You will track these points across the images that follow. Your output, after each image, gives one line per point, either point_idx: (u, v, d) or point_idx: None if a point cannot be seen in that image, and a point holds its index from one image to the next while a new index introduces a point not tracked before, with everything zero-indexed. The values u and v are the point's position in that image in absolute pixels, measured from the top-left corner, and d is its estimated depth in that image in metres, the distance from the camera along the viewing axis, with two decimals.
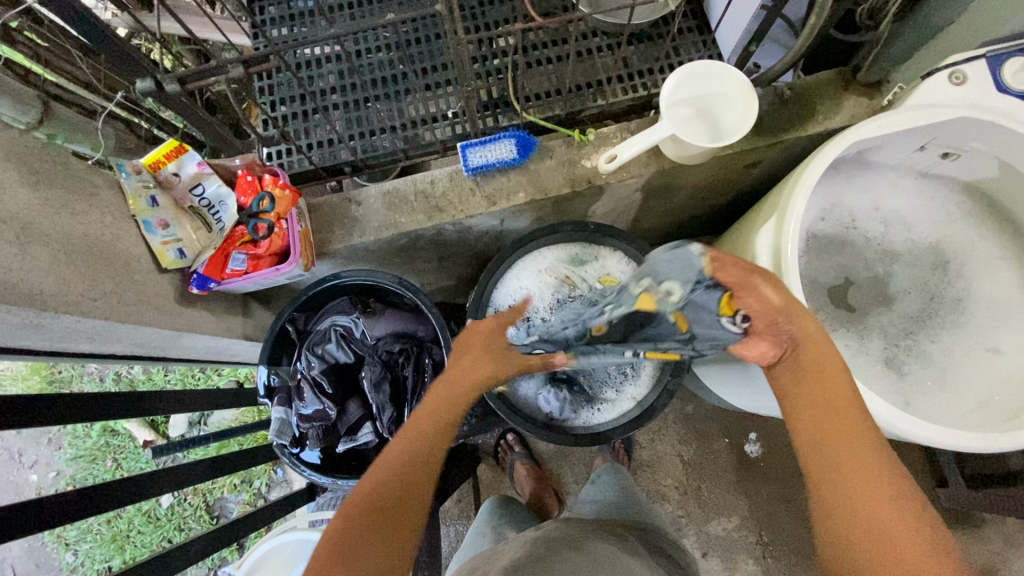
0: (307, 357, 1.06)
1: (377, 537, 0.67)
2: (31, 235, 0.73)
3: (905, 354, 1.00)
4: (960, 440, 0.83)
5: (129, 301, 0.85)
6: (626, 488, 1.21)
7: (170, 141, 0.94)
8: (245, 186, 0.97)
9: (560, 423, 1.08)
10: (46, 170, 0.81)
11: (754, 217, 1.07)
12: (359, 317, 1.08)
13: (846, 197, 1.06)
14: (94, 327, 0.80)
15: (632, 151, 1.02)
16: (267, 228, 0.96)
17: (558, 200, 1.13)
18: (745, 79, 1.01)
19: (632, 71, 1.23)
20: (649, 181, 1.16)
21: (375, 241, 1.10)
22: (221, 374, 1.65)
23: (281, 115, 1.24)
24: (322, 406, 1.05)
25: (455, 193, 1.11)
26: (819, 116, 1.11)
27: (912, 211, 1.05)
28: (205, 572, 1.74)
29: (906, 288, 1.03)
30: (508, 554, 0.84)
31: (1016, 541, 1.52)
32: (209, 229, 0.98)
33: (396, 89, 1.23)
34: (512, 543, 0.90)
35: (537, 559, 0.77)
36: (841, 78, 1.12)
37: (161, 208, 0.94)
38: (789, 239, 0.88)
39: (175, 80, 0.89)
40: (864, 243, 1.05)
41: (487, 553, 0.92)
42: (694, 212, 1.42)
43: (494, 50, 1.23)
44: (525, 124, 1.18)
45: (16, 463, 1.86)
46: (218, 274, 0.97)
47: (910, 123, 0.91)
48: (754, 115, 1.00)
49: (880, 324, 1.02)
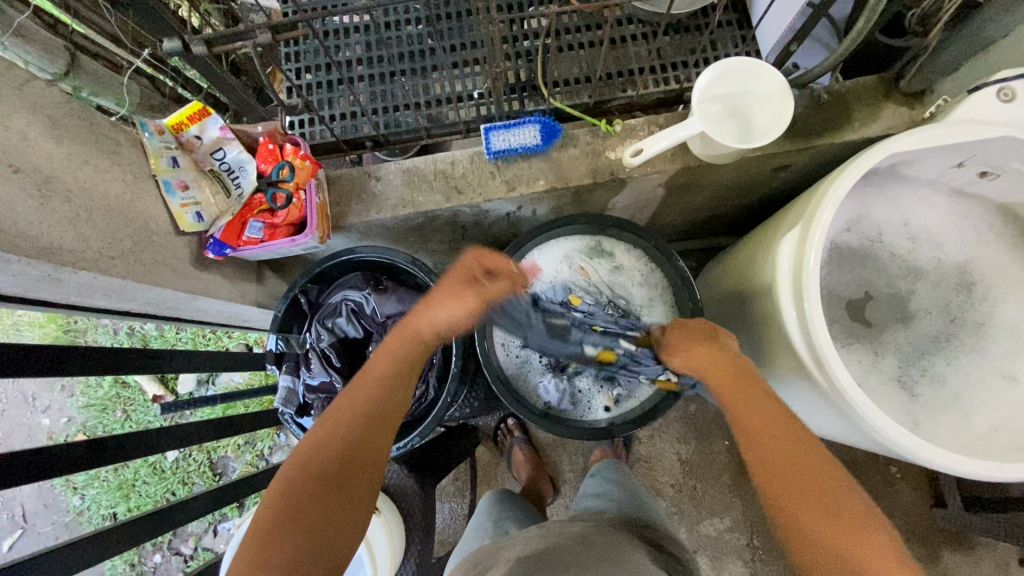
0: (317, 329, 1.06)
1: (321, 484, 0.69)
2: (53, 189, 0.74)
3: (918, 374, 0.98)
4: (965, 468, 0.82)
5: (146, 261, 0.86)
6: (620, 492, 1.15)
7: (195, 102, 0.95)
8: (265, 154, 0.98)
9: (557, 413, 1.09)
10: (71, 125, 0.81)
11: (775, 224, 1.06)
12: (371, 293, 1.06)
13: (874, 210, 1.03)
14: (110, 285, 0.81)
15: (659, 146, 0.99)
16: (285, 197, 0.97)
17: (578, 189, 1.11)
18: (782, 79, 0.99)
19: (665, 63, 1.21)
20: (672, 178, 1.14)
21: (392, 218, 1.10)
22: (231, 336, 1.69)
23: (305, 83, 1.24)
24: (329, 377, 1.05)
25: (475, 175, 1.09)
26: (855, 123, 1.08)
27: (941, 229, 1.02)
28: (206, 526, 1.79)
29: (926, 308, 1.01)
30: (513, 548, 0.82)
31: (1008, 567, 1.52)
32: (227, 194, 0.97)
33: (423, 65, 1.21)
34: (519, 537, 0.87)
35: (542, 557, 0.75)
36: (882, 85, 1.09)
37: (181, 169, 0.94)
38: (812, 252, 0.85)
39: (201, 42, 0.86)
40: (888, 259, 1.03)
41: (485, 549, 0.88)
42: (714, 211, 1.39)
43: (526, 31, 1.21)
44: (551, 110, 1.16)
45: (29, 407, 1.92)
46: (234, 241, 0.97)
47: (952, 139, 0.87)
48: (788, 120, 0.97)
49: (895, 340, 1.01)
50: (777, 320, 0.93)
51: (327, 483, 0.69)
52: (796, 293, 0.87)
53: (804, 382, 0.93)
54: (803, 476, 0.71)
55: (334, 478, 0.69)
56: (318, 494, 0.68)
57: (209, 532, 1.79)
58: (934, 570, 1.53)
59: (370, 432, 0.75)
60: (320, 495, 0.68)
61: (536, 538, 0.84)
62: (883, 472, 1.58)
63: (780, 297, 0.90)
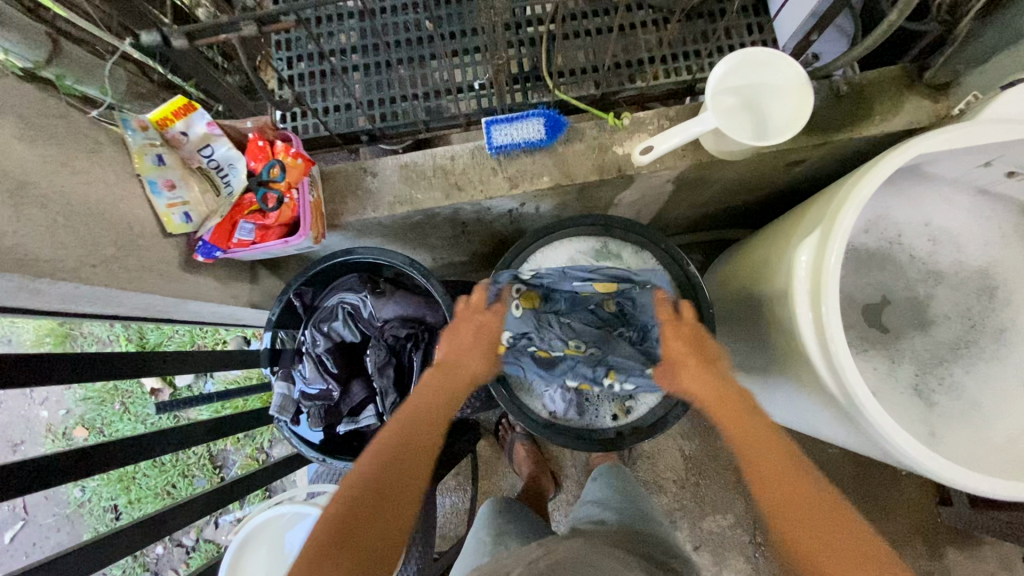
0: (312, 333, 1.03)
1: (373, 504, 0.75)
2: (28, 195, 0.69)
3: (934, 382, 0.95)
4: (985, 486, 0.78)
5: (131, 267, 0.82)
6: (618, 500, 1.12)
7: (179, 97, 0.89)
8: (255, 151, 0.92)
9: (561, 422, 1.06)
10: (46, 124, 0.76)
11: (789, 224, 1.01)
12: (367, 296, 1.02)
13: (893, 210, 0.99)
14: (93, 293, 0.77)
15: (668, 144, 0.94)
16: (276, 199, 0.92)
17: (583, 186, 1.06)
18: (801, 70, 0.94)
19: (676, 52, 1.15)
20: (682, 173, 1.09)
21: (389, 217, 1.06)
22: (228, 330, 1.66)
23: (298, 72, 1.18)
24: (325, 385, 1.01)
25: (476, 171, 1.04)
26: (875, 118, 1.02)
27: (966, 231, 0.97)
28: (207, 518, 1.79)
29: (946, 313, 0.97)
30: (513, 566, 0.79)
31: (1012, 565, 1.51)
32: (216, 192, 0.92)
33: (421, 53, 1.15)
34: (519, 554, 0.83)
35: None
36: (904, 77, 1.03)
37: (168, 167, 0.89)
38: (832, 261, 0.81)
39: (182, 35, 0.80)
40: (906, 261, 0.99)
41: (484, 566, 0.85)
42: (724, 205, 1.34)
43: (530, 17, 1.15)
44: (555, 102, 1.11)
45: (27, 399, 1.90)
46: (224, 244, 0.94)
47: (982, 138, 0.82)
48: (807, 114, 0.93)
49: (911, 347, 0.97)
50: (791, 329, 0.89)
51: (378, 505, 0.75)
52: (813, 305, 0.83)
53: (817, 394, 0.89)
54: (777, 471, 0.76)
55: (382, 500, 0.75)
56: (368, 514, 0.74)
57: (211, 523, 1.79)
58: (936, 567, 1.52)
59: (413, 457, 0.80)
60: (371, 516, 0.74)
61: (536, 556, 0.80)
62: (888, 469, 1.56)
63: (796, 307, 0.86)
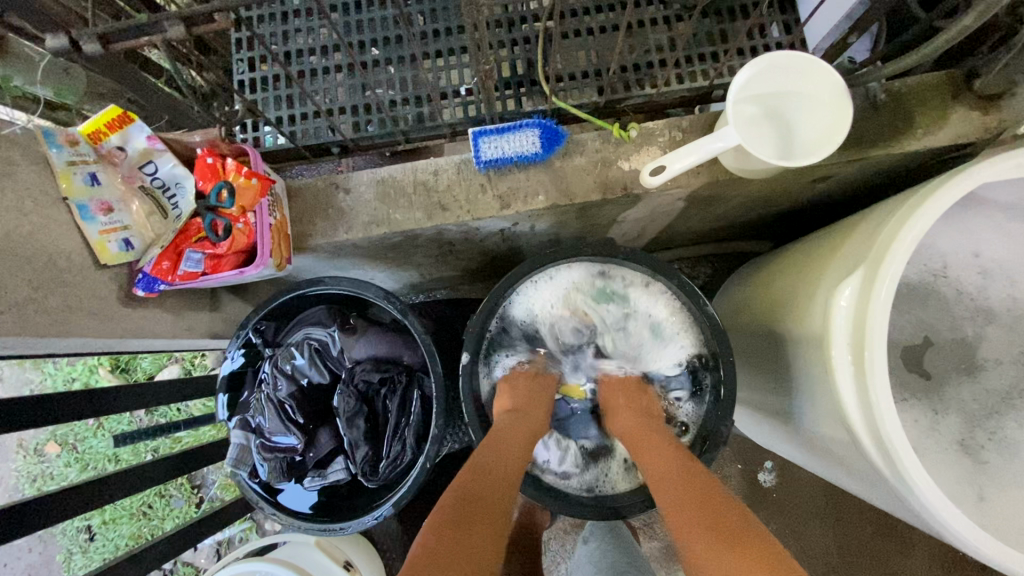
0: (274, 375, 0.91)
1: (465, 521, 0.64)
2: None
3: (983, 439, 0.82)
4: None
5: (50, 310, 0.70)
6: (615, 565, 0.97)
7: (114, 107, 0.78)
8: (204, 170, 0.80)
9: (560, 478, 0.93)
10: None
11: (821, 252, 0.88)
12: (337, 332, 0.93)
13: (939, 239, 0.86)
14: (0, 343, 0.65)
15: (683, 163, 0.81)
16: (226, 227, 0.79)
17: (584, 206, 0.94)
18: (840, 79, 0.79)
19: (688, 54, 1.03)
20: (695, 192, 0.96)
21: (363, 240, 0.93)
22: None
23: (261, 75, 1.07)
24: (290, 435, 0.90)
25: (462, 188, 0.92)
26: (916, 132, 0.89)
27: (1022, 263, 0.84)
28: None
29: (997, 357, 0.86)
30: None
31: None
32: (163, 215, 0.82)
33: (402, 54, 1.03)
34: None
35: None
36: (950, 85, 0.90)
37: (103, 188, 0.77)
38: (881, 310, 0.68)
39: (94, 38, 0.68)
40: (953, 297, 0.88)
41: None
42: (740, 221, 1.21)
43: (525, 13, 1.02)
44: (552, 110, 0.99)
45: None
46: (168, 275, 0.81)
47: None
48: (844, 131, 0.78)
49: (958, 396, 0.86)
50: (823, 382, 0.77)
51: (473, 525, 0.64)
52: (855, 359, 0.70)
53: (850, 456, 0.77)
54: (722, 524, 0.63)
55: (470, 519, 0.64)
56: (459, 532, 0.62)
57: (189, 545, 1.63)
58: None
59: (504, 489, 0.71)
60: (474, 538, 0.62)
61: None
62: None
63: (832, 358, 0.73)
